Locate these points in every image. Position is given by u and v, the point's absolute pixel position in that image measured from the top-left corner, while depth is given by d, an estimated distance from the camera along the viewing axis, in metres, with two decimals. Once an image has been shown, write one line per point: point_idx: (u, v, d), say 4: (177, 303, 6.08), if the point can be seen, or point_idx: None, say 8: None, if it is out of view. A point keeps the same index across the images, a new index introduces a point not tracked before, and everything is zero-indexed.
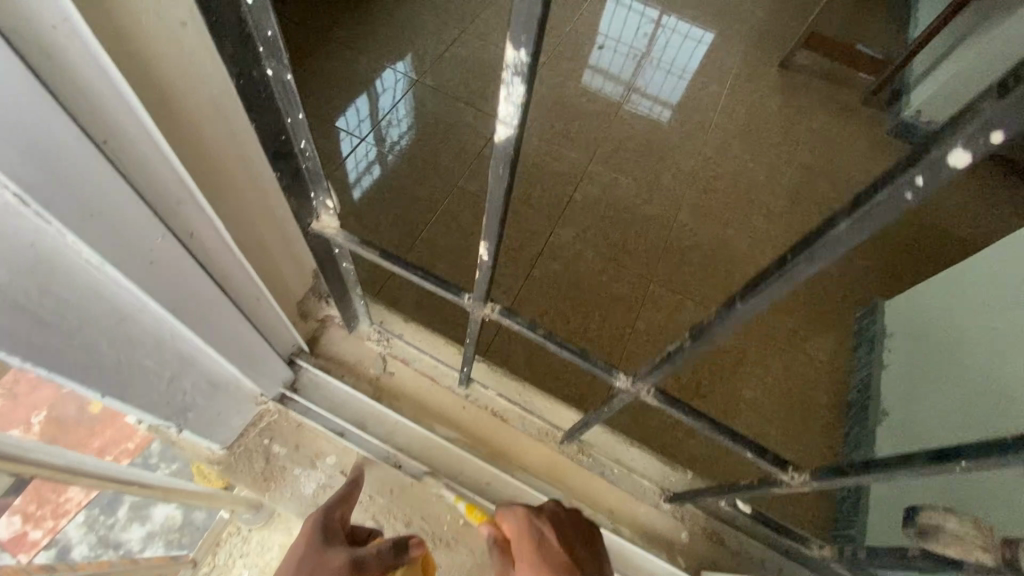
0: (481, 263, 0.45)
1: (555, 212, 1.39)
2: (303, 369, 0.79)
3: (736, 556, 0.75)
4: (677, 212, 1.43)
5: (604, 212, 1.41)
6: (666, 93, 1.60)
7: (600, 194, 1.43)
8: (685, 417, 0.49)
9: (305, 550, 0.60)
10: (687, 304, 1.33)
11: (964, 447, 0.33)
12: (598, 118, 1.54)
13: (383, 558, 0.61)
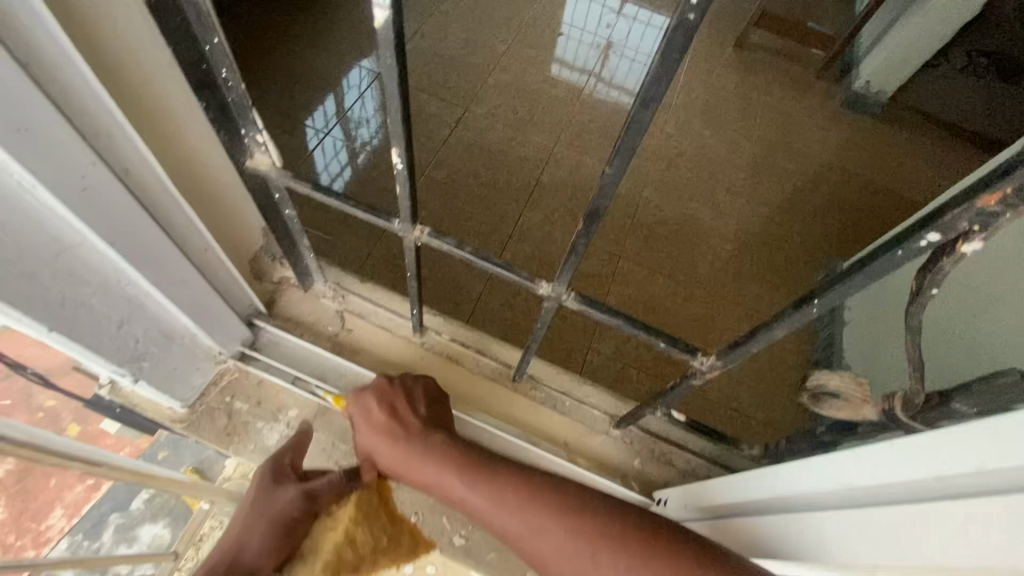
0: (399, 186, 0.49)
1: (522, 195, 1.43)
2: (261, 330, 0.82)
3: (684, 475, 0.80)
4: (642, 188, 1.48)
5: (565, 188, 1.46)
6: (630, 80, 1.65)
7: (566, 175, 1.47)
8: (601, 315, 0.53)
9: (258, 493, 0.68)
10: (657, 277, 1.36)
11: (812, 293, 0.38)
12: (562, 102, 1.59)
13: (335, 486, 0.71)
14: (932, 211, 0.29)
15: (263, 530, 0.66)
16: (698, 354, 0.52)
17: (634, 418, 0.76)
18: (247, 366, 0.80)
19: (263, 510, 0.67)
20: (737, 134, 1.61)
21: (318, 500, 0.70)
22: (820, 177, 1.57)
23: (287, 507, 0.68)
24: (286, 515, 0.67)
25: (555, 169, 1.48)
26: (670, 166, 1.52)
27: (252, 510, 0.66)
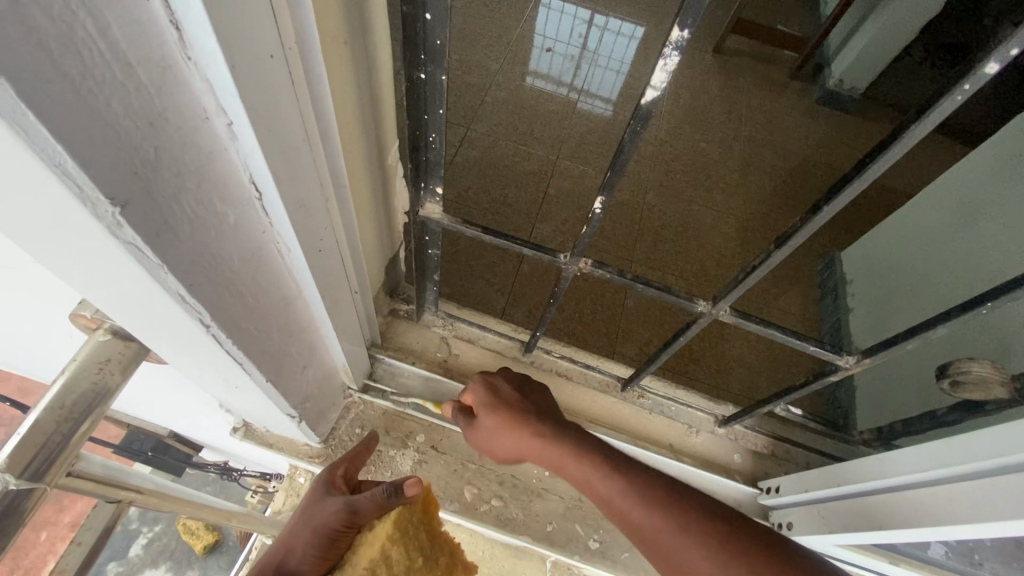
0: (593, 213, 0.58)
1: (533, 208, 1.47)
2: (380, 361, 0.86)
3: (784, 463, 0.88)
4: (645, 194, 1.55)
5: (579, 199, 1.52)
6: (606, 90, 1.73)
7: (573, 185, 1.53)
8: (757, 326, 0.60)
9: (308, 503, 0.69)
10: (670, 277, 1.42)
11: (985, 296, 0.46)
12: (560, 115, 1.66)
13: (373, 498, 0.65)
14: None
15: (307, 540, 0.63)
16: (843, 354, 0.60)
17: (745, 416, 0.83)
18: (373, 398, 0.84)
19: (308, 519, 0.66)
20: (728, 139, 1.73)
21: (358, 513, 0.64)
22: (809, 170, 1.69)
23: (329, 518, 0.64)
24: (326, 526, 0.64)
25: (559, 181, 1.53)
26: (668, 172, 1.61)
27: (302, 520, 0.66)
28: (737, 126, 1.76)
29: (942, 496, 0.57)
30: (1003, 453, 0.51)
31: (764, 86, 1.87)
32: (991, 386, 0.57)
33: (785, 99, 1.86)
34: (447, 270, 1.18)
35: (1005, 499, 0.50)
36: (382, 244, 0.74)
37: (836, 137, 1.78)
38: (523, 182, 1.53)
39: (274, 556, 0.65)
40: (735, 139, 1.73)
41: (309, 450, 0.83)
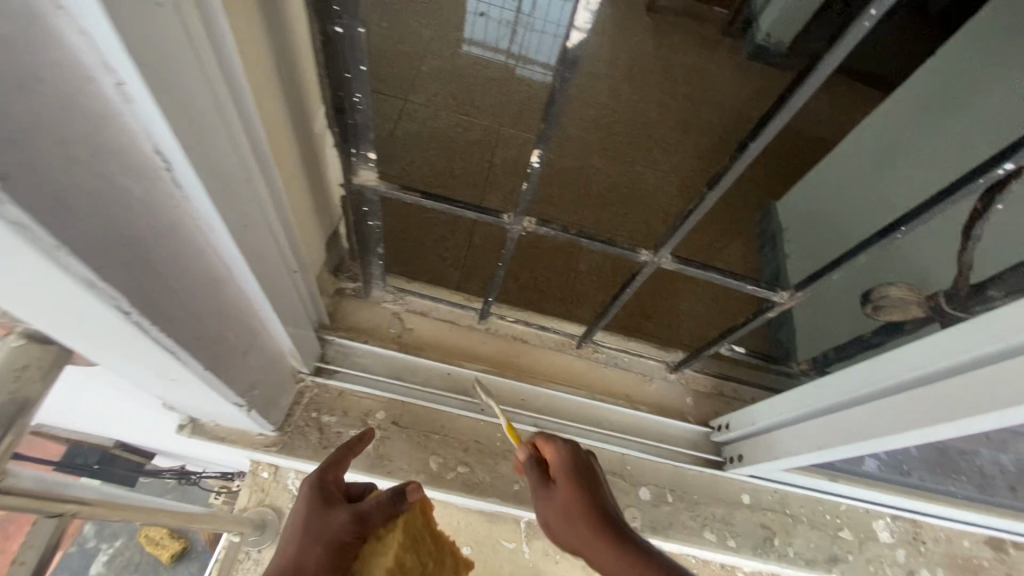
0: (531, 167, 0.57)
1: (480, 181, 1.45)
2: (330, 342, 0.84)
3: (732, 400, 0.93)
4: (591, 157, 1.56)
5: (525, 167, 1.50)
6: (545, 56, 1.69)
7: (519, 155, 1.52)
8: (698, 271, 0.62)
9: (304, 514, 0.63)
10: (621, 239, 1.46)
11: (898, 222, 0.49)
12: (500, 83, 1.62)
13: (383, 507, 0.64)
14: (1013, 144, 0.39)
15: (320, 555, 0.59)
16: (778, 291, 0.63)
17: (693, 359, 0.87)
18: (326, 380, 0.82)
19: (317, 532, 0.61)
20: (665, 99, 1.75)
21: (369, 522, 0.63)
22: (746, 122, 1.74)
23: (339, 531, 0.61)
24: (341, 539, 0.61)
25: (505, 150, 1.51)
26: (610, 135, 1.62)
27: (301, 537, 0.61)
28: (675, 84, 1.78)
29: (877, 407, 0.62)
30: (928, 365, 0.56)
31: (699, 43, 1.89)
32: (908, 307, 0.61)
33: (719, 55, 1.89)
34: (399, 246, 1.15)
35: (933, 401, 0.55)
36: (318, 221, 0.71)
37: (768, 90, 1.84)
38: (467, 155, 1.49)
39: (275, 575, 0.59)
40: (674, 97, 1.76)
41: (264, 439, 0.80)
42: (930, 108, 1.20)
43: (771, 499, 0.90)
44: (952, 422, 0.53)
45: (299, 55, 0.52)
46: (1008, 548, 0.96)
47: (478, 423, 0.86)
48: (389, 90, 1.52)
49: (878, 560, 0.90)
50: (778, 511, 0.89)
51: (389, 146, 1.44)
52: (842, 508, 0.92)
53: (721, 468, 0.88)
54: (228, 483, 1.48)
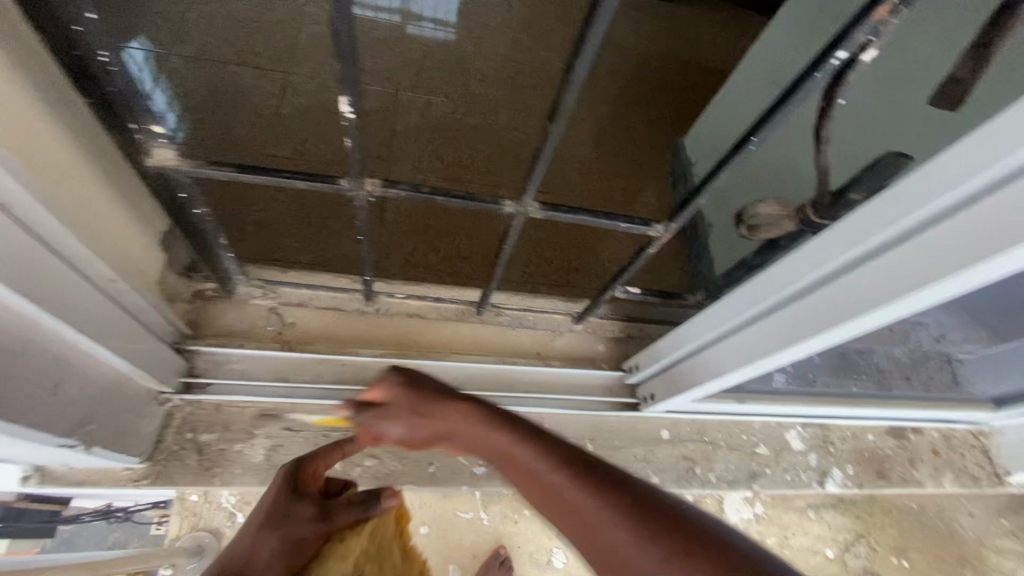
0: None
1: (382, 150, 1.32)
2: (197, 353, 0.75)
3: (641, 341, 0.92)
4: (496, 113, 1.47)
5: (428, 128, 1.38)
6: (442, 13, 1.55)
7: (421, 118, 1.38)
8: (567, 216, 0.58)
9: (272, 501, 0.56)
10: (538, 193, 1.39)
11: (749, 134, 0.46)
12: (379, 38, 1.47)
13: (351, 509, 0.57)
14: (837, 35, 0.36)
15: (277, 548, 0.52)
16: (653, 225, 0.59)
17: (594, 307, 0.84)
18: (198, 396, 0.73)
19: (277, 521, 0.53)
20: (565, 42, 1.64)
21: (334, 522, 0.56)
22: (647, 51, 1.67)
23: (303, 525, 0.54)
24: (301, 535, 0.53)
25: (407, 115, 1.38)
26: (513, 88, 1.52)
27: (263, 519, 0.54)
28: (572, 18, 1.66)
29: (769, 324, 0.62)
30: (803, 276, 0.55)
31: None
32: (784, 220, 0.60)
33: None
34: None
35: (821, 309, 0.55)
36: (132, 220, 0.61)
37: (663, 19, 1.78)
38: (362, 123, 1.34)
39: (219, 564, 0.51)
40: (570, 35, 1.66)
41: (132, 473, 0.70)
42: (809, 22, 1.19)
43: (689, 431, 0.91)
44: (842, 326, 0.53)
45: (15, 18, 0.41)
46: (907, 433, 1.03)
47: None
48: (257, 60, 1.29)
49: (793, 468, 0.94)
50: (697, 440, 0.91)
51: (274, 127, 1.25)
52: (757, 425, 0.95)
53: (638, 409, 0.88)
54: (164, 511, 1.35)
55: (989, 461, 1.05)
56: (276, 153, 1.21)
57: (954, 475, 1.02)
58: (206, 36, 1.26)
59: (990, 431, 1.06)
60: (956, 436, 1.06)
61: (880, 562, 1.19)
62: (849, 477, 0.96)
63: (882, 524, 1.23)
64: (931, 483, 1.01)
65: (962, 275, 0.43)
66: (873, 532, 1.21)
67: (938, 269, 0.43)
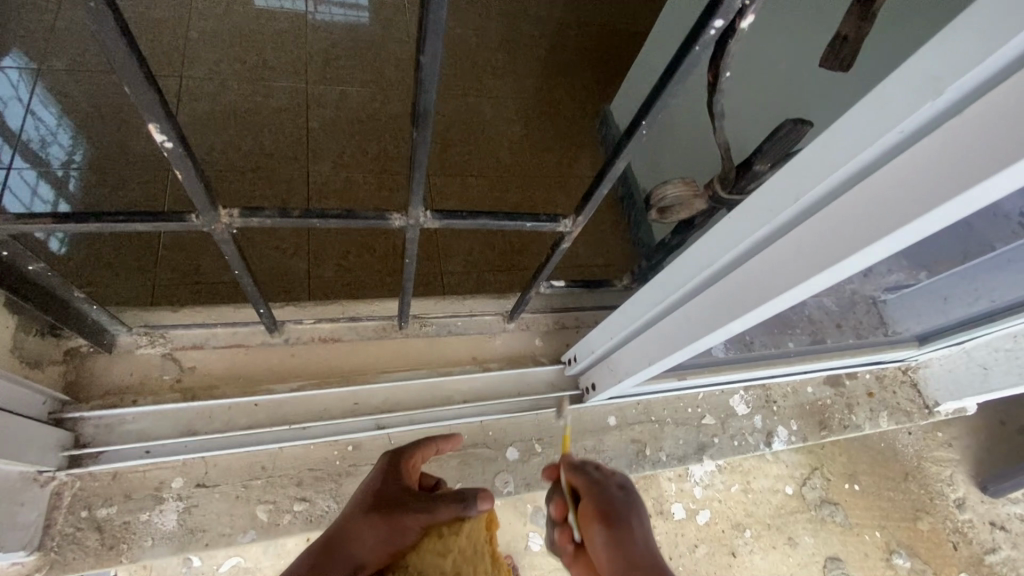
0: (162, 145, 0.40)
1: (299, 151, 1.22)
2: (82, 421, 0.66)
3: (579, 330, 0.89)
4: (419, 97, 1.36)
5: (346, 123, 1.28)
6: None
7: (336, 112, 1.28)
8: (465, 223, 0.53)
9: (383, 485, 0.56)
10: (472, 179, 1.34)
11: (637, 120, 0.42)
12: (272, 30, 1.33)
13: (450, 505, 0.51)
14: (710, 1, 0.32)
15: (383, 531, 0.51)
16: (561, 220, 0.55)
17: (522, 304, 0.80)
18: (88, 468, 0.64)
19: (386, 509, 0.52)
20: (478, 19, 1.54)
21: (437, 514, 0.51)
22: (563, 17, 1.60)
23: (407, 518, 0.51)
24: (403, 523, 0.51)
25: (323, 110, 1.28)
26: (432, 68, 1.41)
27: (373, 505, 0.54)
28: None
29: (692, 308, 0.59)
30: (720, 257, 0.52)
31: None
32: (694, 199, 0.57)
33: None
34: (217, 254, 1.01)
35: (739, 291, 0.51)
36: None
37: None
38: (269, 126, 1.23)
39: (325, 543, 0.53)
40: (481, 7, 1.56)
41: (22, 567, 0.61)
42: None
43: (635, 413, 0.89)
44: (759, 309, 0.50)
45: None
46: (843, 380, 1.06)
47: (306, 447, 0.73)
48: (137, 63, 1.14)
49: (739, 433, 0.95)
50: (643, 422, 0.89)
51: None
52: (701, 397, 0.94)
53: (582, 401, 0.85)
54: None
55: (918, 395, 1.10)
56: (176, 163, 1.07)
57: (888, 413, 1.06)
58: (80, 44, 1.12)
59: (916, 365, 1.10)
60: (887, 375, 1.10)
61: (835, 491, 1.24)
62: (792, 433, 0.98)
63: (833, 455, 1.28)
64: (868, 425, 1.05)
65: (865, 252, 0.40)
66: (826, 465, 1.26)
67: (842, 245, 0.40)
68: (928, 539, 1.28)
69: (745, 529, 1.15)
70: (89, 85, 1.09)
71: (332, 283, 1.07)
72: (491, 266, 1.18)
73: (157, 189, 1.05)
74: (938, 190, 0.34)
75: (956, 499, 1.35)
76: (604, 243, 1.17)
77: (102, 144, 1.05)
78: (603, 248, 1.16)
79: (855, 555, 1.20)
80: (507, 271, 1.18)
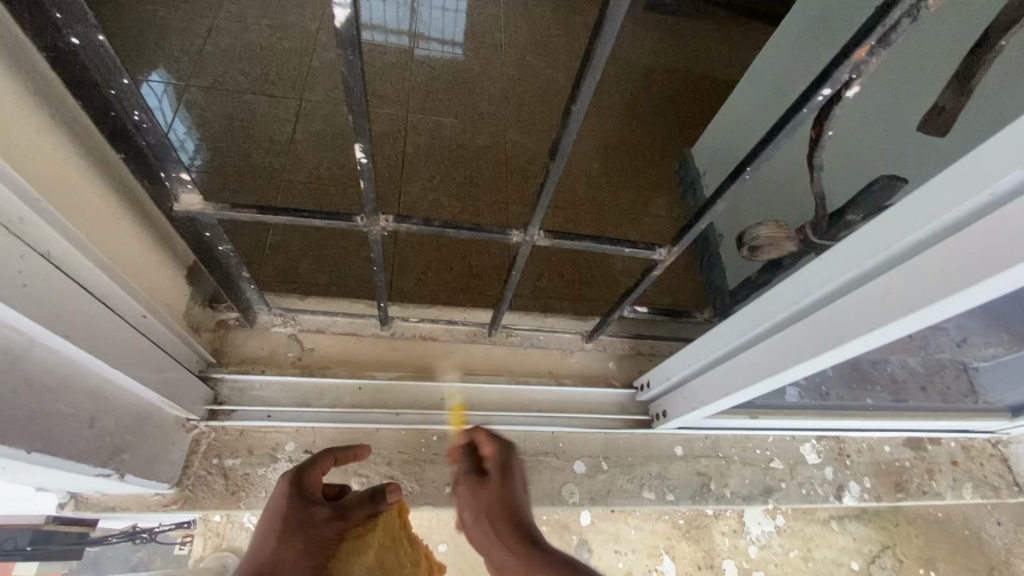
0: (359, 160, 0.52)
1: (394, 173, 1.34)
2: (222, 382, 0.78)
3: (652, 358, 0.93)
4: (504, 132, 1.48)
5: (439, 150, 1.41)
6: (449, 34, 1.62)
7: (431, 139, 1.42)
8: (573, 243, 0.60)
9: (283, 503, 0.60)
10: (550, 209, 1.40)
11: (743, 165, 0.48)
12: (393, 66, 1.51)
13: (361, 503, 0.64)
14: (821, 73, 0.38)
15: (300, 549, 0.57)
16: (657, 248, 0.61)
17: (603, 325, 0.86)
18: (223, 421, 0.76)
19: (297, 526, 0.58)
20: (573, 63, 1.66)
21: (348, 518, 0.61)
22: (654, 66, 1.70)
23: (322, 527, 0.59)
24: (321, 536, 0.58)
25: (416, 138, 1.41)
26: (521, 105, 1.54)
27: (286, 529, 0.58)
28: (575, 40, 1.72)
29: (771, 345, 0.62)
30: (807, 296, 0.56)
31: None
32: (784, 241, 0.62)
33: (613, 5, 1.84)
34: (325, 256, 1.15)
35: (820, 330, 0.55)
36: (160, 258, 0.65)
37: (672, 33, 1.78)
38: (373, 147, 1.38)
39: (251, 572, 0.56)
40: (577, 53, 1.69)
41: (162, 499, 0.73)
42: (817, 32, 1.20)
43: (703, 446, 0.91)
44: (838, 348, 0.53)
45: (37, 66, 0.43)
46: (924, 444, 1.02)
47: (398, 432, 0.82)
48: (276, 91, 1.35)
49: (808, 482, 0.94)
50: (710, 455, 0.91)
51: (290, 152, 1.27)
52: (770, 439, 0.95)
53: (652, 426, 0.88)
54: (190, 531, 1.34)
55: (1008, 470, 1.04)
56: (292, 177, 1.24)
57: (973, 485, 1.01)
58: (225, 71, 1.35)
59: (1008, 439, 1.05)
60: (974, 445, 1.05)
61: (908, 574, 1.17)
62: (865, 490, 0.96)
63: (909, 535, 1.21)
64: (950, 494, 1.00)
65: (953, 300, 0.43)
66: (899, 544, 1.19)
67: (928, 292, 0.44)
68: None
69: None
70: (226, 104, 1.30)
71: (410, 292, 1.15)
72: (559, 291, 1.24)
73: (271, 193, 1.21)
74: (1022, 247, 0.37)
75: None
76: (677, 281, 1.20)
77: (224, 154, 1.23)
78: (671, 285, 1.19)
79: None
80: (576, 300, 1.23)
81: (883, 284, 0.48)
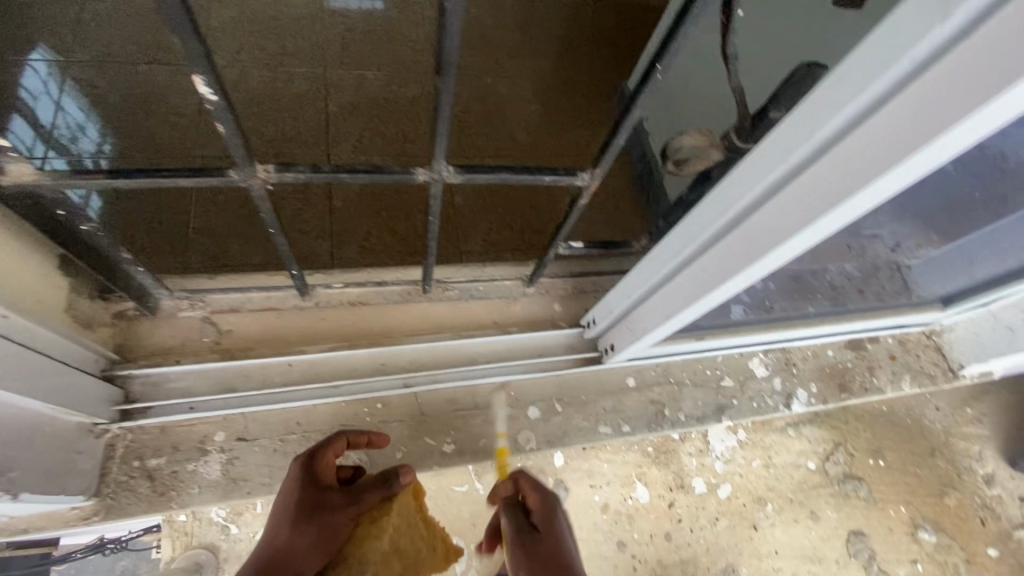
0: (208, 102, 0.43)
1: (318, 136, 1.23)
2: (131, 378, 0.70)
3: (596, 295, 0.91)
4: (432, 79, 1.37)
5: (364, 106, 1.30)
6: None
7: (353, 94, 1.30)
8: (486, 176, 0.54)
9: (295, 490, 0.63)
10: (489, 157, 1.33)
11: (653, 61, 0.43)
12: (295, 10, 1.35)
13: (374, 490, 0.66)
14: None
15: (313, 537, 0.60)
16: (579, 173, 0.56)
17: (541, 267, 0.82)
18: (138, 422, 0.69)
19: (311, 513, 0.61)
20: None
21: (363, 504, 0.65)
22: None
23: (338, 516, 0.62)
24: (337, 522, 0.62)
25: (338, 94, 1.29)
26: (446, 46, 1.42)
27: (297, 516, 0.61)
28: None
29: (707, 258, 0.60)
30: (735, 202, 0.53)
31: None
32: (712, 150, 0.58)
33: None
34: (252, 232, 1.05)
35: (753, 235, 0.52)
36: (14, 247, 0.56)
37: None
38: (288, 109, 1.25)
39: (262, 559, 0.60)
40: None
41: (81, 512, 0.67)
42: None
43: (654, 374, 0.91)
44: (772, 250, 0.51)
45: None
46: (865, 343, 1.05)
47: (339, 404, 0.77)
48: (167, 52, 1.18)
49: (759, 395, 0.95)
50: (662, 382, 0.91)
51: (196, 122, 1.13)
52: (720, 359, 0.96)
53: (601, 361, 0.86)
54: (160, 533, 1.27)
55: (943, 358, 1.09)
56: (201, 150, 1.11)
57: (911, 376, 1.06)
58: (101, 33, 1.16)
59: (942, 329, 1.10)
60: (910, 339, 1.09)
61: (859, 467, 1.24)
62: (812, 395, 0.99)
63: (858, 430, 1.28)
64: (891, 388, 1.04)
65: (879, 181, 0.40)
66: (850, 440, 1.26)
67: (855, 178, 0.41)
68: (955, 514, 1.27)
69: (767, 502, 1.16)
70: (113, 74, 1.13)
71: (355, 261, 1.08)
72: (507, 241, 1.19)
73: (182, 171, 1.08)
74: (951, 112, 0.34)
75: (985, 474, 1.33)
76: (620, 218, 1.18)
77: (128, 135, 1.08)
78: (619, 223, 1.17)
79: (878, 529, 1.20)
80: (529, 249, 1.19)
81: (809, 177, 0.45)
